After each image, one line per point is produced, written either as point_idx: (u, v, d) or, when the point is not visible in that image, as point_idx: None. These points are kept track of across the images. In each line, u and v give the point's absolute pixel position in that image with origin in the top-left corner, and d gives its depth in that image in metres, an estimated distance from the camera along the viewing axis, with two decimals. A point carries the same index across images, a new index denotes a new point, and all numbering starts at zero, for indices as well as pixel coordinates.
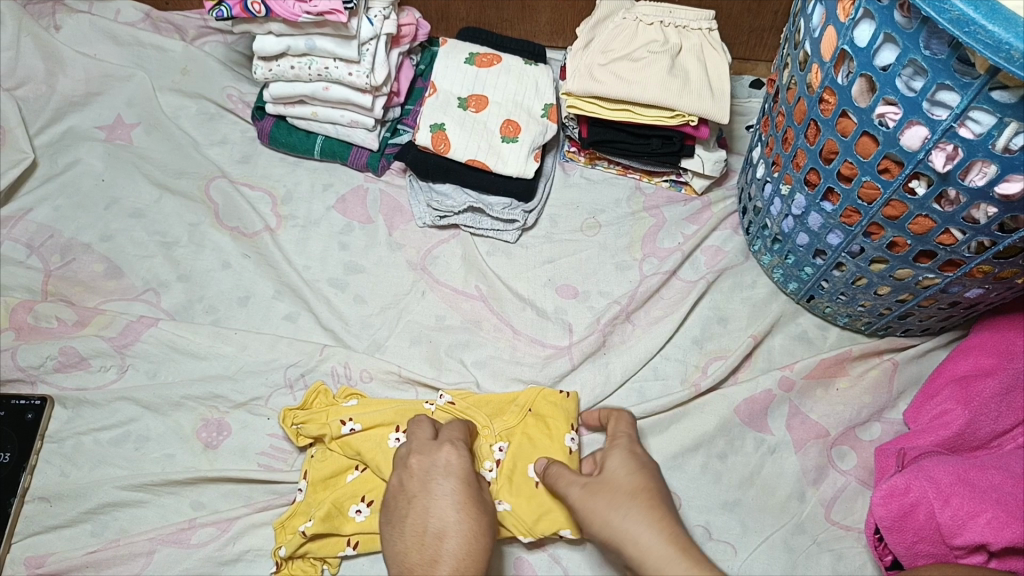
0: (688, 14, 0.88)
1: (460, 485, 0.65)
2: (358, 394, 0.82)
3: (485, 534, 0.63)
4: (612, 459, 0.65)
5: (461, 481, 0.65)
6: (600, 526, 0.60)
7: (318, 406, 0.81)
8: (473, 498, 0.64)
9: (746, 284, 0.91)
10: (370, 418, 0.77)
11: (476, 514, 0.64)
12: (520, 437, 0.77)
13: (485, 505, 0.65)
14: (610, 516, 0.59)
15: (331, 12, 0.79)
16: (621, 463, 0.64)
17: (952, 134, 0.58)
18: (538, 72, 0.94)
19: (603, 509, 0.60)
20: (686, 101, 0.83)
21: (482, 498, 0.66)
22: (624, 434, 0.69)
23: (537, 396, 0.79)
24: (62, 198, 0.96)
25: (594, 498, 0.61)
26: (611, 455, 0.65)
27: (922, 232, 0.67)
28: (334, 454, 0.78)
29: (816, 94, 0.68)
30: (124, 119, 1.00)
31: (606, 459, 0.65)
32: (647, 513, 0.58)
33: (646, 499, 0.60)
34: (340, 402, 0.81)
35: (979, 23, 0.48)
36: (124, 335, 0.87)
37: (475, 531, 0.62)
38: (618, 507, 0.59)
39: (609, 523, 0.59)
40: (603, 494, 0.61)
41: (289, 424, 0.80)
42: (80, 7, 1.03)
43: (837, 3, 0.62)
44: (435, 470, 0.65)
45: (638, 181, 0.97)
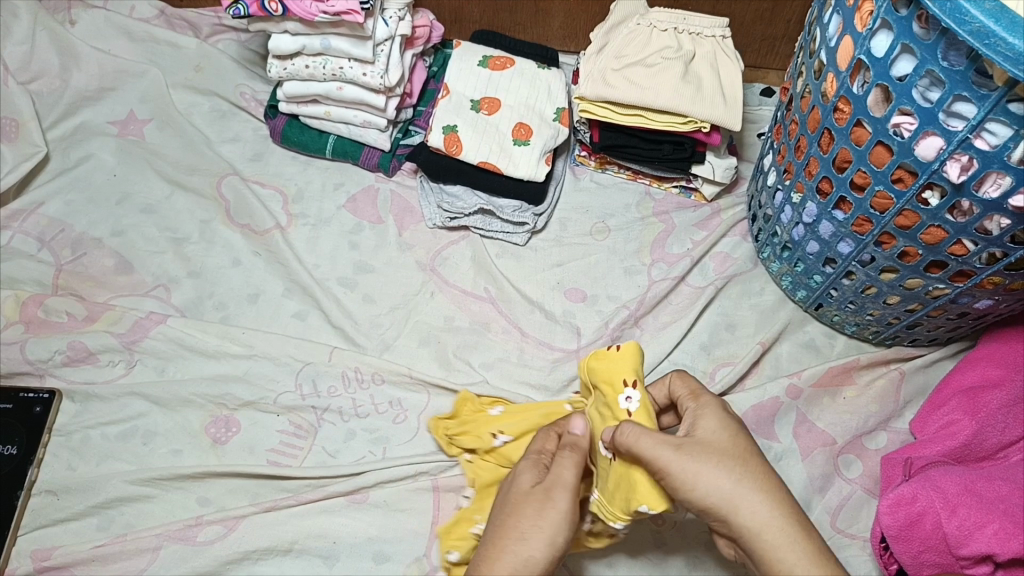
0: (702, 22, 0.88)
1: (514, 495, 0.62)
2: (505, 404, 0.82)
3: (531, 543, 0.59)
4: (706, 419, 0.60)
5: (515, 491, 0.62)
6: (709, 489, 0.56)
7: (469, 414, 0.80)
8: (522, 506, 0.61)
9: (755, 291, 0.91)
10: (518, 426, 0.76)
11: (520, 519, 0.60)
12: (600, 412, 0.68)
13: (531, 509, 0.60)
14: (724, 480, 0.56)
15: (348, 12, 0.79)
16: (714, 424, 0.60)
17: (968, 145, 0.58)
18: (551, 75, 0.94)
19: (713, 473, 0.56)
20: (698, 108, 0.84)
21: (534, 504, 0.61)
22: (704, 389, 0.64)
23: (590, 361, 0.68)
24: (74, 193, 0.96)
25: (698, 460, 0.57)
26: (702, 413, 0.61)
27: (935, 242, 0.68)
28: (491, 463, 0.77)
29: (831, 103, 0.68)
30: (137, 115, 1.00)
31: (695, 419, 0.61)
32: (761, 480, 0.57)
33: (753, 463, 0.58)
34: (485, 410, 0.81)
35: (1000, 35, 0.48)
36: (133, 331, 0.87)
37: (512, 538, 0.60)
38: (730, 471, 0.56)
39: (720, 487, 0.56)
40: (707, 457, 0.57)
41: (441, 434, 0.80)
42: (95, 2, 1.03)
43: (854, 12, 0.63)
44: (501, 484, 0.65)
45: (648, 187, 0.97)
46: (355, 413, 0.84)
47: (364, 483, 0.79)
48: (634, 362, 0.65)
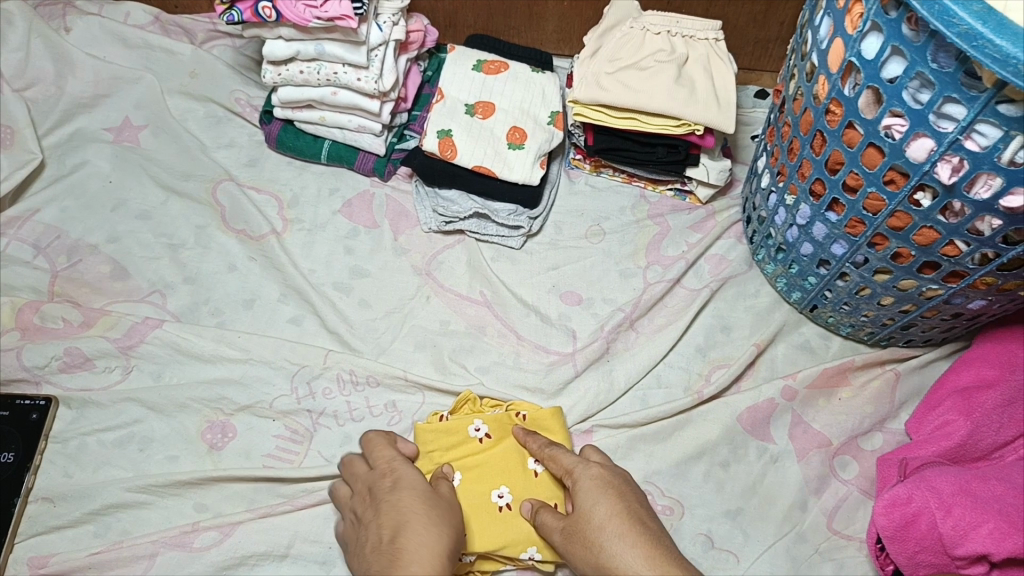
0: (695, 24, 0.89)
1: (411, 494, 0.68)
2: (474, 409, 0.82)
3: (446, 527, 0.65)
4: (576, 494, 0.65)
5: (412, 493, 0.68)
6: (583, 566, 0.62)
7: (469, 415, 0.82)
8: (422, 499, 0.67)
9: (749, 293, 0.92)
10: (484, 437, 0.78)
11: (430, 509, 0.66)
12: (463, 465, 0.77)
13: (438, 501, 0.68)
14: (588, 554, 0.61)
15: (341, 17, 0.79)
16: (584, 494, 0.65)
17: (959, 146, 0.58)
18: (545, 79, 0.95)
19: (583, 549, 0.62)
20: (692, 110, 0.84)
21: (439, 503, 0.68)
22: (577, 463, 0.68)
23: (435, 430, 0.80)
24: (69, 200, 0.96)
25: (572, 540, 0.63)
26: (575, 489, 0.66)
27: (927, 243, 0.68)
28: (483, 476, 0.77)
29: (822, 105, 0.68)
30: (132, 121, 1.00)
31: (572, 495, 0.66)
32: (627, 533, 0.60)
33: (613, 530, 0.61)
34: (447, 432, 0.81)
35: (987, 37, 0.48)
36: (129, 336, 0.87)
37: (429, 522, 0.65)
38: (594, 548, 0.61)
39: (589, 560, 0.61)
40: (577, 538, 0.63)
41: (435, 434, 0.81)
42: (90, 10, 1.03)
43: (845, 15, 0.63)
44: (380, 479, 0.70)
45: (643, 190, 0.97)
46: (351, 417, 0.84)
47: None
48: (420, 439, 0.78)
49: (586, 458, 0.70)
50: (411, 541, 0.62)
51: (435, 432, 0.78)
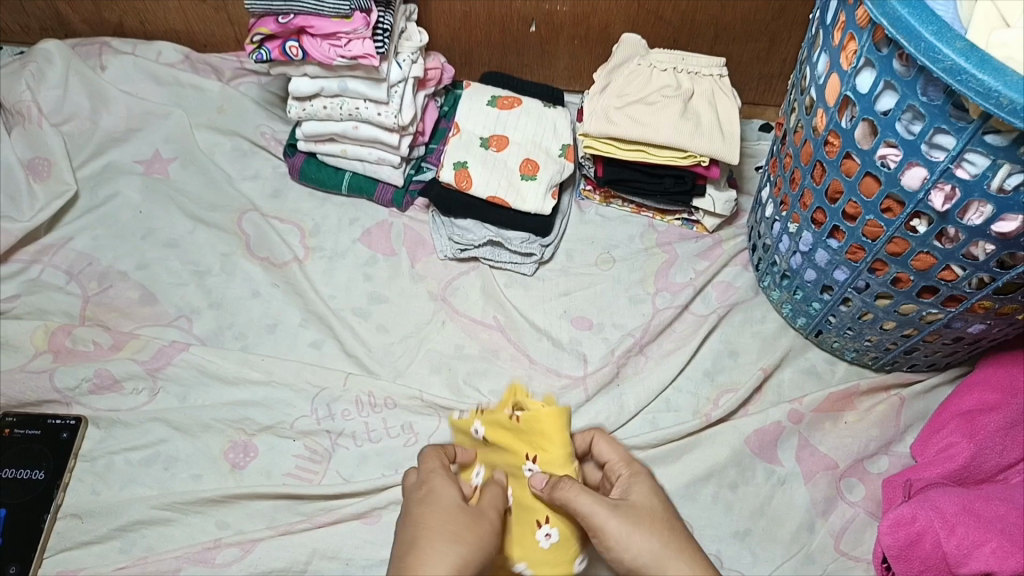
0: (700, 61, 0.94)
1: (436, 510, 0.64)
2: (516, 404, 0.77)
3: (463, 550, 0.61)
4: (638, 487, 0.68)
5: (437, 509, 0.64)
6: (638, 549, 0.63)
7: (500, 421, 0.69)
8: (442, 519, 0.63)
9: (756, 319, 0.94)
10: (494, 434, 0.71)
11: (451, 529, 0.62)
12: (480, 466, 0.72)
13: (463, 518, 0.63)
14: (652, 542, 0.63)
15: (363, 56, 0.83)
16: (645, 491, 0.67)
17: (950, 174, 0.61)
18: (557, 114, 0.99)
19: (645, 536, 0.63)
20: (697, 143, 0.88)
21: (460, 521, 0.63)
22: (636, 459, 0.71)
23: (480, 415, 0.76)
24: (101, 228, 1.00)
25: (631, 521, 0.63)
26: (635, 483, 0.68)
27: (924, 268, 0.71)
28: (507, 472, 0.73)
29: (821, 136, 0.72)
30: (162, 154, 1.05)
31: (629, 487, 0.68)
32: (685, 544, 0.64)
33: (678, 531, 0.65)
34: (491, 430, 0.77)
35: (970, 72, 0.51)
36: (157, 359, 0.90)
37: (442, 545, 0.61)
38: (658, 534, 0.64)
39: (649, 548, 0.63)
40: (642, 522, 0.64)
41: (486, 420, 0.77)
42: (125, 49, 1.09)
43: (840, 53, 0.66)
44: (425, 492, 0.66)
45: (651, 219, 1.01)
46: (368, 438, 0.87)
47: (376, 504, 0.82)
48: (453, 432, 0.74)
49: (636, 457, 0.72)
50: (418, 565, 0.59)
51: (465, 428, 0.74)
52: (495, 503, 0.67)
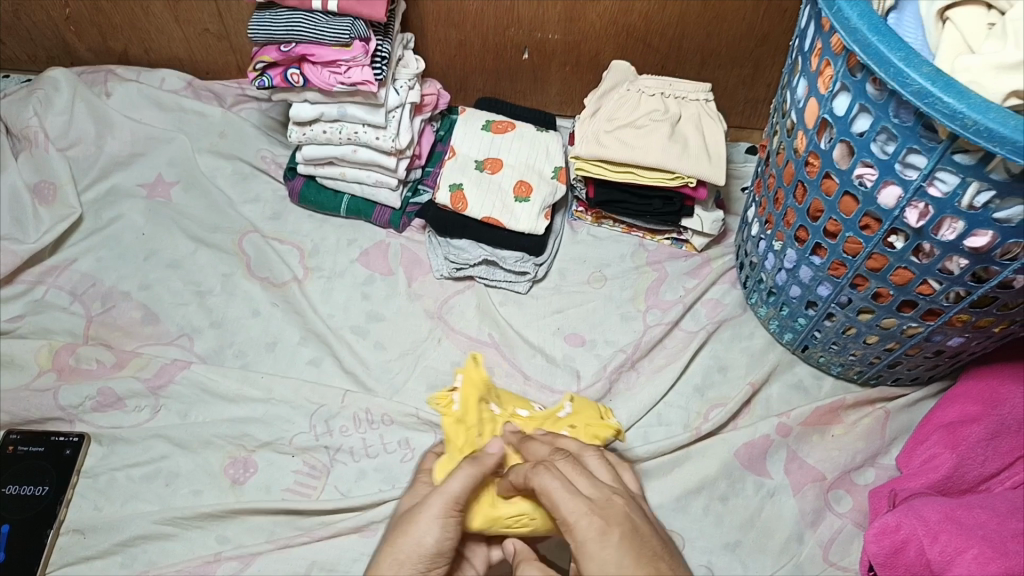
0: (686, 87, 0.97)
1: (401, 516, 0.66)
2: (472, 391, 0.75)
3: (404, 555, 0.62)
4: (587, 561, 0.57)
5: (401, 515, 0.66)
6: None
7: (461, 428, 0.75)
8: (398, 525, 0.65)
9: (744, 335, 0.97)
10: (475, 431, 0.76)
11: (401, 532, 0.64)
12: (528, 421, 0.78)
13: (410, 518, 0.64)
14: None
15: (363, 82, 0.87)
16: (600, 563, 0.56)
17: (923, 192, 0.64)
18: (549, 138, 1.02)
19: None
20: (685, 164, 0.92)
21: (410, 521, 0.64)
22: (588, 522, 0.58)
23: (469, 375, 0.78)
24: (105, 250, 1.03)
25: None
26: (589, 553, 0.57)
27: (903, 283, 0.74)
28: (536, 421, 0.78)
29: (802, 157, 0.75)
30: (165, 178, 1.08)
31: (581, 559, 0.58)
32: None
33: None
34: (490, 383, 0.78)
35: (937, 95, 0.55)
36: (159, 377, 0.92)
37: (390, 550, 0.63)
38: None
39: None
40: None
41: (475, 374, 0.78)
42: (130, 77, 1.12)
43: (817, 78, 0.70)
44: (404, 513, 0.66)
45: (642, 239, 1.04)
46: (366, 453, 0.89)
47: (373, 518, 0.84)
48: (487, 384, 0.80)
49: (591, 511, 0.59)
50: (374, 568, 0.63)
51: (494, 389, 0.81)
52: (458, 486, 0.64)
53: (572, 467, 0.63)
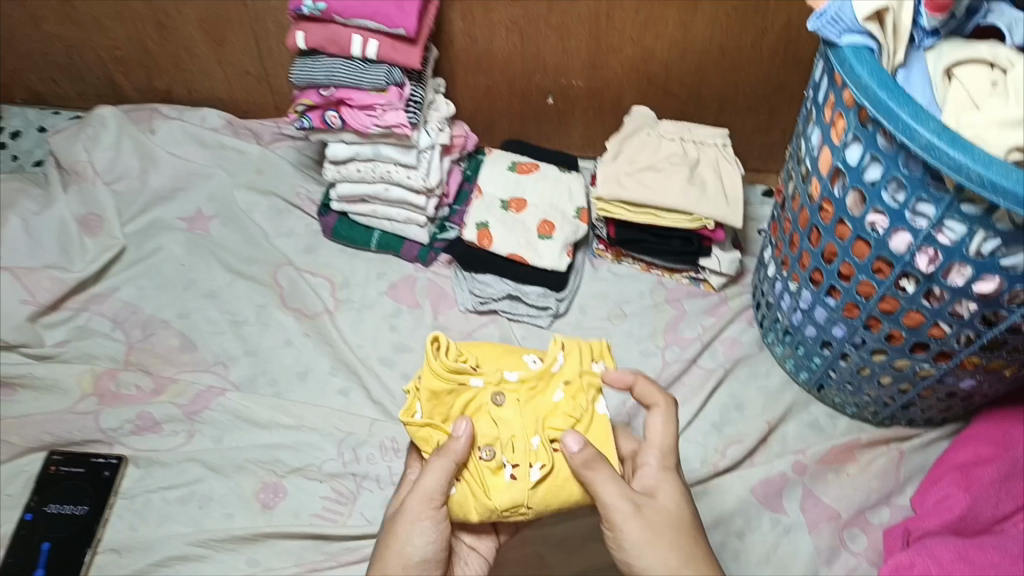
0: (705, 133, 1.02)
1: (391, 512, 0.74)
2: (434, 389, 0.70)
3: (395, 555, 0.70)
4: (663, 489, 0.71)
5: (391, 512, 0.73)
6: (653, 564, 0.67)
7: (440, 418, 0.72)
8: (388, 523, 0.72)
9: (761, 373, 0.99)
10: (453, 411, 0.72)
11: (390, 528, 0.72)
12: (512, 391, 0.71)
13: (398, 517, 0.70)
14: (669, 555, 0.67)
15: (397, 125, 0.91)
16: (670, 492, 0.71)
17: (932, 239, 0.67)
18: (572, 179, 1.06)
19: (664, 550, 0.67)
20: (703, 207, 0.95)
21: (395, 518, 0.71)
22: (667, 442, 0.73)
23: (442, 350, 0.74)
24: (146, 280, 1.07)
25: (653, 533, 0.67)
26: (663, 483, 0.71)
27: (915, 325, 0.76)
28: (519, 389, 0.71)
29: (817, 203, 0.78)
30: (204, 213, 1.12)
31: (657, 484, 0.71)
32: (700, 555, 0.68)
33: (691, 541, 0.68)
34: (457, 360, 0.72)
35: (943, 150, 0.58)
36: (195, 403, 0.96)
37: (382, 549, 0.71)
38: (672, 547, 0.67)
39: (662, 558, 0.67)
40: (660, 533, 0.67)
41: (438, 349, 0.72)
42: (174, 116, 1.18)
43: (831, 128, 0.73)
44: (390, 518, 0.73)
45: (660, 277, 1.07)
46: (391, 481, 0.91)
47: None
48: (462, 350, 0.75)
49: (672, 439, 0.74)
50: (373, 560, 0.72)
51: (474, 354, 0.75)
52: (435, 483, 0.69)
53: (666, 413, 0.74)
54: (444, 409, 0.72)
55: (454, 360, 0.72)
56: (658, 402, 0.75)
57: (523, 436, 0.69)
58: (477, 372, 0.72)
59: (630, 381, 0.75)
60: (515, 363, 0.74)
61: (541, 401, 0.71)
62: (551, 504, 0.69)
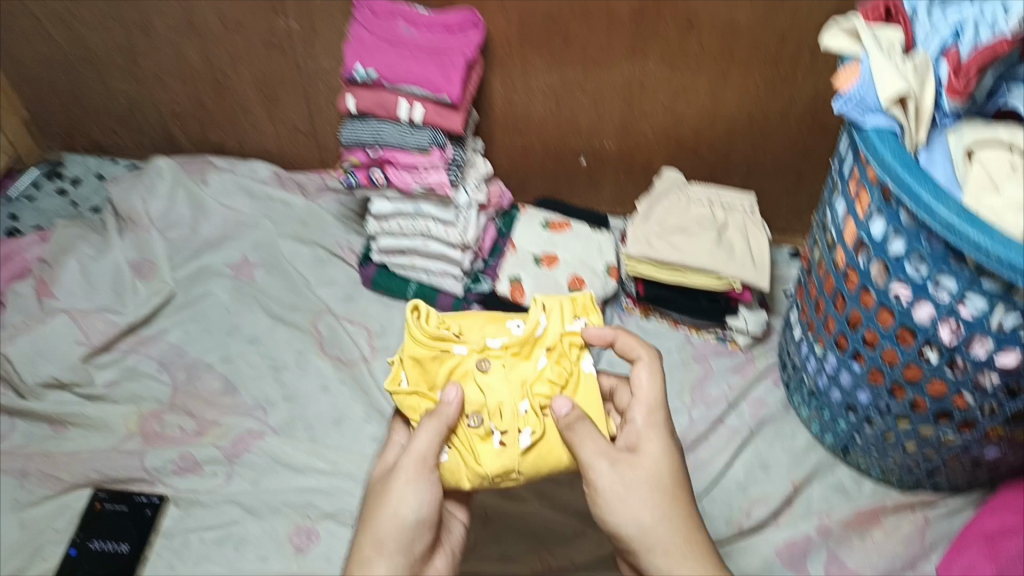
0: (732, 197, 1.06)
1: (377, 483, 0.71)
2: (418, 356, 0.73)
3: (386, 522, 0.66)
4: (645, 447, 0.70)
5: (378, 482, 0.71)
6: (626, 522, 0.67)
7: (426, 385, 0.74)
8: (376, 493, 0.69)
9: (786, 434, 1.00)
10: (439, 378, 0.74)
11: (379, 496, 0.69)
12: (496, 357, 0.74)
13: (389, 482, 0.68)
14: (643, 517, 0.66)
15: (439, 185, 0.96)
16: (653, 449, 0.69)
17: (954, 312, 0.69)
18: (602, 237, 1.10)
19: (639, 508, 0.66)
20: (731, 269, 0.98)
21: (384, 485, 0.69)
22: (654, 398, 0.72)
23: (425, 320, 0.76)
24: (192, 324, 1.12)
25: (629, 489, 0.67)
26: (646, 440, 0.70)
27: (939, 394, 0.78)
28: (503, 356, 0.74)
29: (842, 272, 0.81)
30: (249, 260, 1.17)
31: (641, 441, 0.70)
32: (681, 517, 0.67)
33: (673, 500, 0.68)
34: (440, 329, 0.75)
35: (964, 231, 0.60)
36: (235, 446, 1.00)
37: (370, 520, 0.68)
38: (650, 506, 0.67)
39: (638, 517, 0.66)
40: (637, 489, 0.67)
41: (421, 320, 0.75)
42: (225, 168, 1.24)
43: (855, 201, 0.76)
44: (378, 484, 0.70)
45: (688, 333, 1.09)
46: None
47: None
48: (444, 319, 0.77)
49: (661, 395, 0.73)
50: (357, 533, 0.68)
51: (455, 323, 0.78)
52: (426, 449, 0.69)
53: (652, 368, 0.73)
54: (430, 376, 0.74)
55: (436, 327, 0.75)
56: (641, 355, 0.73)
57: (511, 403, 0.71)
58: (460, 340, 0.75)
59: (611, 338, 0.74)
60: (498, 328, 0.77)
61: (525, 367, 0.74)
62: (540, 471, 0.71)
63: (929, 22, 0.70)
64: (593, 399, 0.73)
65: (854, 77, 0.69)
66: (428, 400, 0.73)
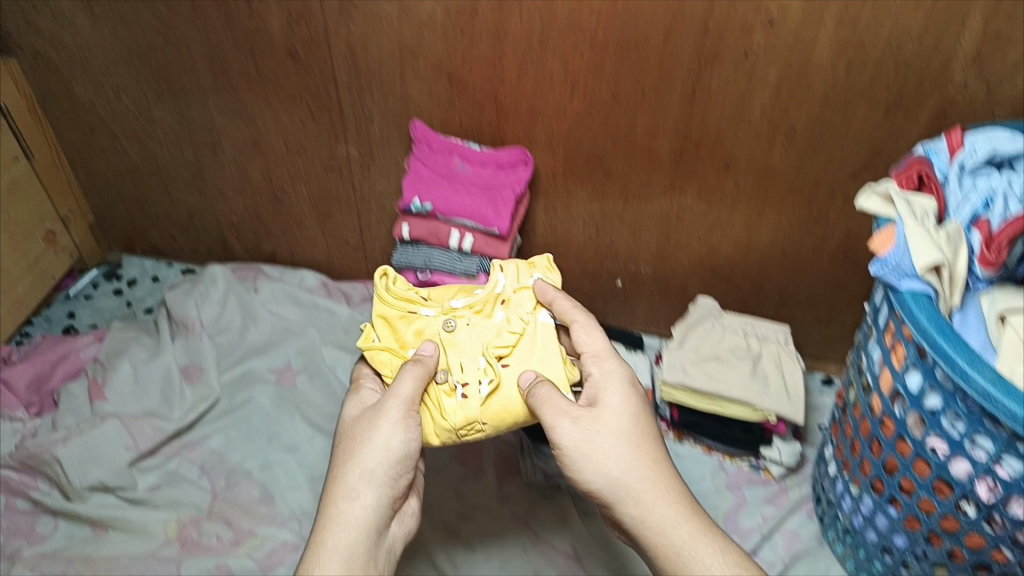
0: (766, 328, 1.09)
1: (357, 420, 0.76)
2: (389, 315, 0.85)
3: (374, 458, 0.72)
4: (602, 397, 0.76)
5: (358, 419, 0.76)
6: (594, 472, 0.71)
7: (396, 340, 0.84)
8: (357, 428, 0.75)
9: (821, 569, 0.99)
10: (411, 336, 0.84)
11: (363, 432, 0.74)
12: (460, 314, 0.85)
13: (376, 419, 0.74)
14: (611, 467, 0.71)
15: None
16: (609, 399, 0.76)
17: (992, 471, 0.70)
18: (638, 358, 1.11)
19: (605, 455, 0.72)
20: (766, 401, 1.00)
21: (366, 419, 0.75)
22: (599, 350, 0.81)
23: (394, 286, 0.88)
24: (234, 429, 1.15)
25: (593, 439, 0.72)
26: (602, 390, 0.77)
27: (977, 546, 0.78)
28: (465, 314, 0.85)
29: (878, 418, 0.82)
30: (292, 365, 1.22)
31: (596, 393, 0.77)
32: (647, 461, 0.73)
33: (637, 445, 0.73)
34: (409, 293, 0.87)
35: (1000, 400, 0.62)
36: (269, 558, 1.01)
37: (353, 453, 0.73)
38: (615, 453, 0.72)
39: (608, 467, 0.71)
40: (601, 438, 0.72)
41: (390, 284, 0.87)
42: (275, 278, 1.31)
43: (891, 353, 0.78)
44: (359, 417, 0.76)
45: (721, 460, 1.10)
46: None
47: None
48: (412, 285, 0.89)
49: (607, 348, 0.81)
50: (336, 466, 0.73)
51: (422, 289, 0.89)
52: (405, 393, 0.76)
53: (591, 321, 0.83)
54: (399, 335, 0.84)
55: (404, 290, 0.87)
56: (576, 316, 0.82)
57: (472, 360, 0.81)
58: (427, 304, 0.87)
59: (552, 297, 0.83)
60: (463, 294, 0.88)
61: (486, 323, 0.84)
62: (504, 422, 0.79)
63: (960, 190, 0.75)
64: (549, 348, 0.82)
65: (890, 243, 0.72)
66: (399, 352, 0.83)
